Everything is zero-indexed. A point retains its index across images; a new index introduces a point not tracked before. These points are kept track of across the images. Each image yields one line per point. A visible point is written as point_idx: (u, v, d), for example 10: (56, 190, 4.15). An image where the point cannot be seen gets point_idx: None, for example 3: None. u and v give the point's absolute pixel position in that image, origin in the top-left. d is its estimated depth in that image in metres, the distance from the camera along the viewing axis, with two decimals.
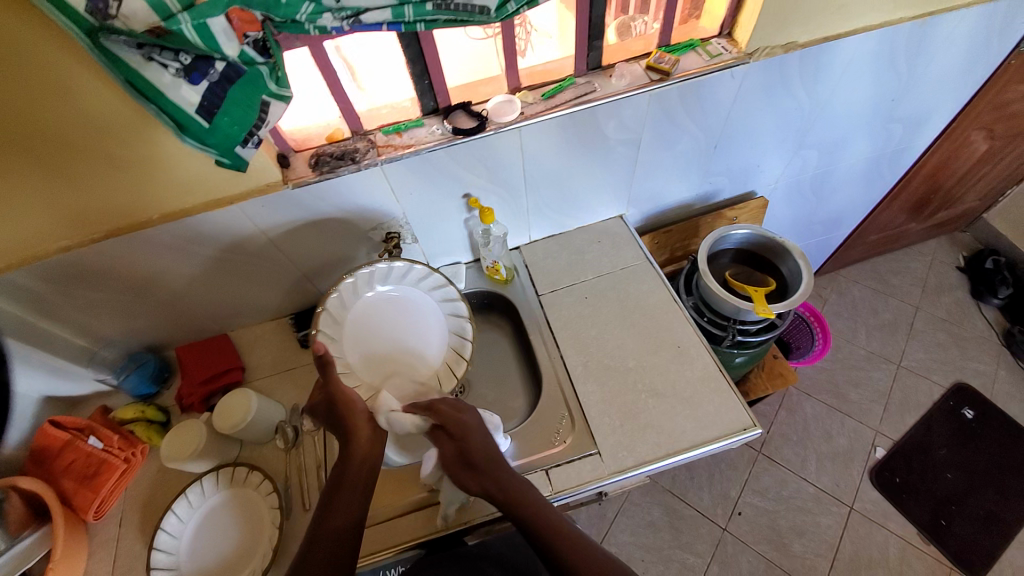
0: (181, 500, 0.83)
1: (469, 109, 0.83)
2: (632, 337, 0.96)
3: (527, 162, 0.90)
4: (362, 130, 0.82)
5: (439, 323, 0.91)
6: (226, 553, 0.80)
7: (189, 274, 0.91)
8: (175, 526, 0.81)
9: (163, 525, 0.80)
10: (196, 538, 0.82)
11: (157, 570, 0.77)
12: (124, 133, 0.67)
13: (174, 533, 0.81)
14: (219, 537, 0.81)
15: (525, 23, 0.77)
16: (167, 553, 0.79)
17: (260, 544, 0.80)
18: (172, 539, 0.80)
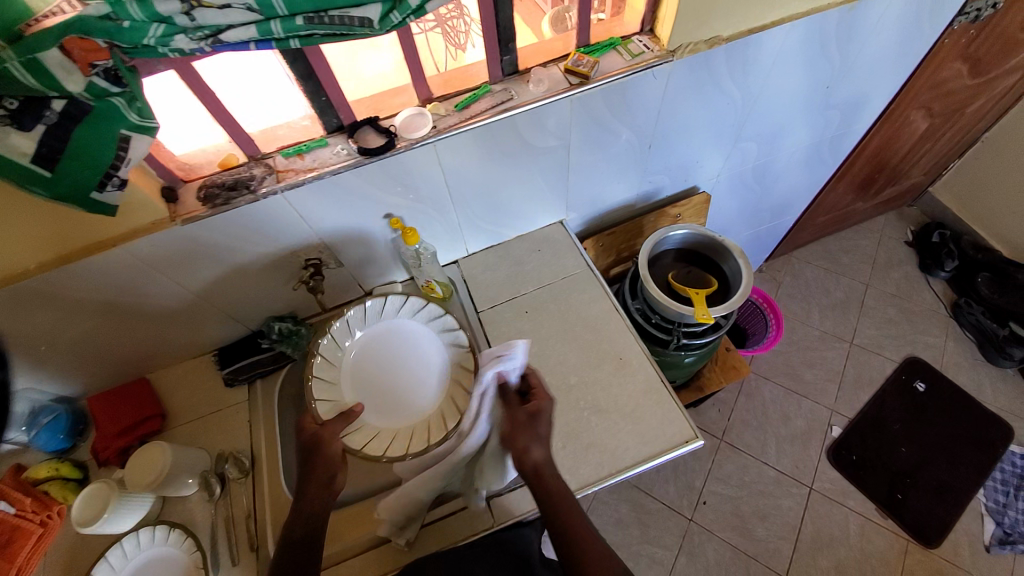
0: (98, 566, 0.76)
1: (376, 125, 0.76)
2: (573, 351, 0.92)
3: (448, 177, 0.84)
4: (259, 154, 0.75)
5: (434, 365, 0.85)
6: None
7: (84, 322, 0.83)
8: None
9: None
10: None
11: None
12: None
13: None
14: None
15: (461, 11, 0.69)
16: None
17: None
18: None
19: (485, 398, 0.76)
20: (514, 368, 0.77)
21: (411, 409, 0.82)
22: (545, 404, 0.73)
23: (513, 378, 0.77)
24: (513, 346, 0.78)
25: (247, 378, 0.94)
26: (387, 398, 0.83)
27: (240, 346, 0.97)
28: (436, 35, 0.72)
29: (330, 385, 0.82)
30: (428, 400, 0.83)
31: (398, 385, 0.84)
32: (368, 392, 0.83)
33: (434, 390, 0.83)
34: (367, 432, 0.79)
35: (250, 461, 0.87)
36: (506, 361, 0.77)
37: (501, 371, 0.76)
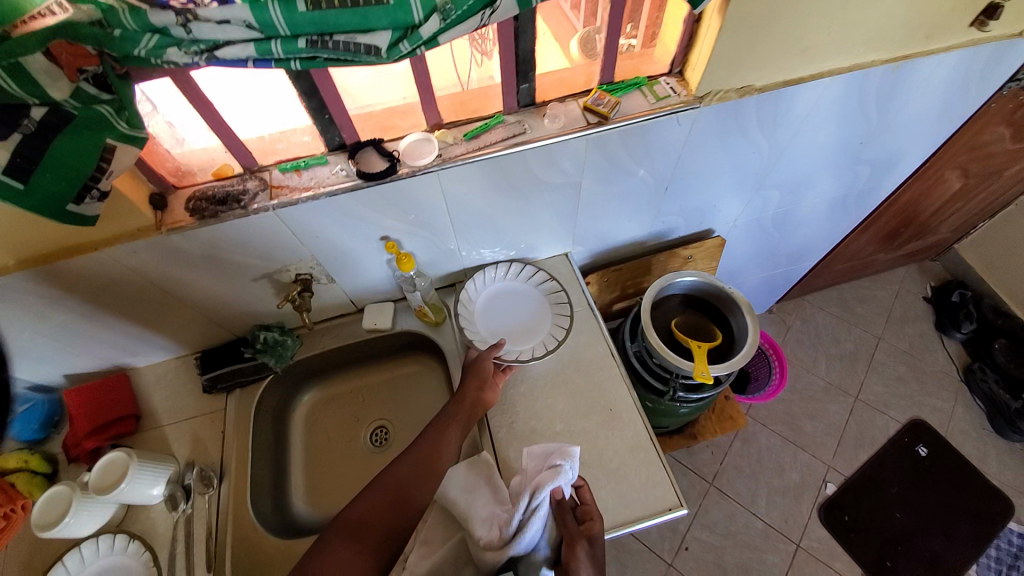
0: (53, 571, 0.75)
1: (380, 147, 0.72)
2: (563, 396, 0.89)
3: (451, 207, 0.81)
4: (255, 167, 0.72)
5: (544, 309, 0.96)
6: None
7: (66, 319, 0.81)
8: None
9: None
10: None
11: None
12: None
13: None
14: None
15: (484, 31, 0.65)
16: None
17: None
18: None
19: (537, 514, 0.65)
20: (569, 480, 0.70)
21: (530, 337, 0.93)
22: (598, 530, 0.71)
23: (566, 491, 0.70)
24: (570, 457, 0.71)
25: (226, 386, 0.92)
26: (506, 330, 0.94)
27: (224, 351, 0.95)
28: (462, 41, 0.67)
29: (472, 327, 0.93)
30: (543, 330, 0.94)
31: (516, 322, 0.95)
32: (501, 329, 0.94)
33: (544, 320, 0.95)
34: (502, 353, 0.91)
35: (217, 476, 0.84)
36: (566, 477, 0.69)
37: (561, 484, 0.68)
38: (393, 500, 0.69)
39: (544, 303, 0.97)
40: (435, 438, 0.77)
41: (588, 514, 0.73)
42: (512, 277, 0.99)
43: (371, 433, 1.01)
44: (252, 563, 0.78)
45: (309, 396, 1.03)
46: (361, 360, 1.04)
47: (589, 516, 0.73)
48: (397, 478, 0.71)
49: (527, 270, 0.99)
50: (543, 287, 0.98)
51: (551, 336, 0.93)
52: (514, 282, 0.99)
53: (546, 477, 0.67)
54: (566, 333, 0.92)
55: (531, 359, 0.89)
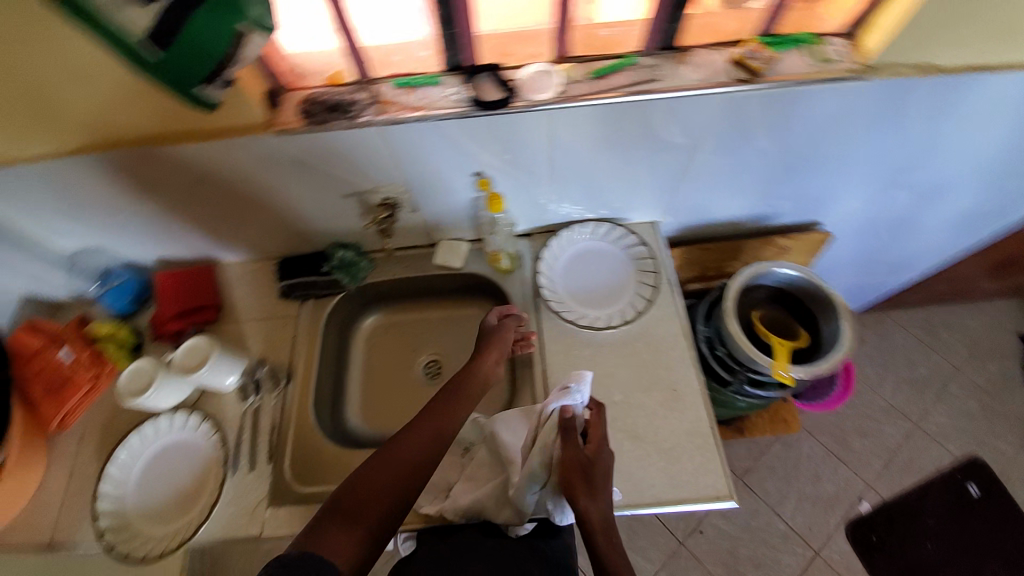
0: (130, 438, 0.83)
1: (497, 75, 0.67)
2: (625, 367, 0.83)
3: (554, 151, 0.75)
4: (368, 78, 0.69)
5: (629, 276, 0.91)
6: (177, 495, 0.81)
7: (166, 203, 0.83)
8: (127, 458, 0.83)
9: (114, 457, 0.82)
10: (146, 472, 0.83)
11: (102, 498, 0.79)
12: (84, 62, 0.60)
13: (121, 468, 0.82)
14: (167, 483, 0.82)
15: None
16: (114, 483, 0.80)
17: (203, 493, 0.81)
18: (122, 470, 0.82)
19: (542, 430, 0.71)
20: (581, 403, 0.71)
21: (610, 305, 0.88)
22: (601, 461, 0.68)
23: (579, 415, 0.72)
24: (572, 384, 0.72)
25: (301, 295, 0.95)
26: (587, 294, 0.89)
27: (301, 261, 0.96)
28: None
29: (551, 284, 0.90)
30: (624, 298, 0.89)
31: (596, 286, 0.90)
32: (580, 290, 0.90)
33: (626, 288, 0.90)
34: (577, 313, 0.87)
35: (284, 377, 0.89)
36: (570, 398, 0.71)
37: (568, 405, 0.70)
38: (394, 481, 0.62)
39: (629, 271, 0.91)
40: (435, 411, 0.70)
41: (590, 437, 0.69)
42: (600, 237, 0.94)
43: (427, 363, 1.02)
44: (309, 461, 0.83)
45: (373, 317, 1.05)
46: (425, 293, 1.04)
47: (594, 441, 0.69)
48: (397, 457, 0.64)
49: (615, 231, 0.93)
50: (630, 252, 0.92)
51: (631, 306, 0.88)
52: (600, 243, 0.94)
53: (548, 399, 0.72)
54: (647, 306, 0.87)
55: (606, 328, 0.85)
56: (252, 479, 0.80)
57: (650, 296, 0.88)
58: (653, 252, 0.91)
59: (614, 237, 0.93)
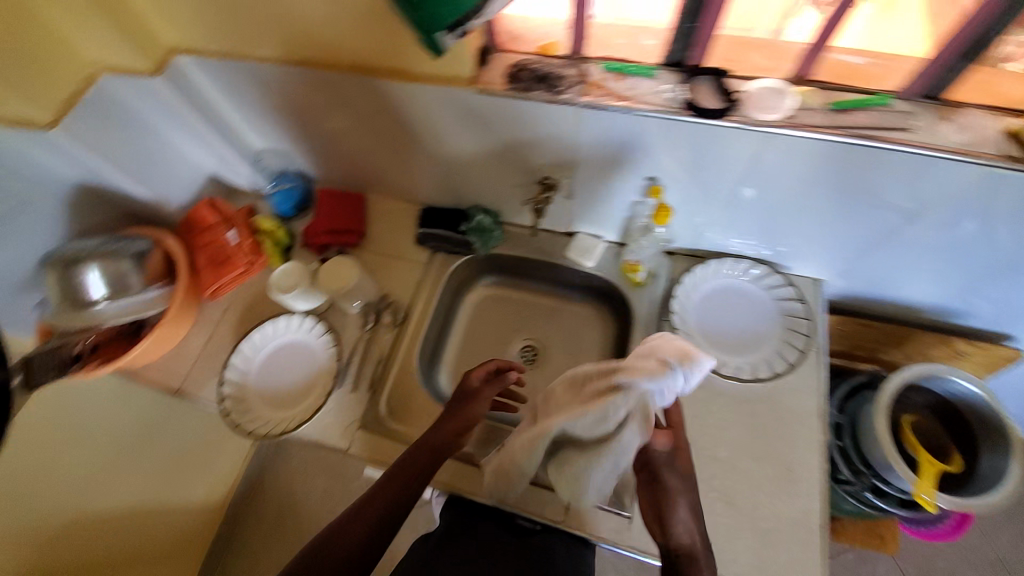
0: (265, 325, 0.92)
1: (721, 82, 0.63)
2: (739, 425, 0.76)
3: (750, 177, 0.69)
4: (580, 55, 0.66)
5: (773, 331, 0.82)
6: (288, 389, 0.88)
7: (351, 129, 0.89)
8: (255, 343, 0.91)
9: (247, 338, 0.91)
10: (267, 361, 0.91)
11: (230, 370, 0.88)
12: None
13: (249, 351, 0.91)
14: (283, 377, 0.90)
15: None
16: (242, 360, 0.90)
17: (309, 394, 0.88)
18: (249, 352, 0.91)
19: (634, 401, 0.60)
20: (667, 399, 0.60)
21: (744, 355, 0.81)
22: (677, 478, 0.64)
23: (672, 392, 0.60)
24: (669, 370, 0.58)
25: (434, 246, 0.98)
26: (722, 337, 0.82)
27: (444, 214, 0.99)
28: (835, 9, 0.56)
29: (683, 314, 0.83)
30: (761, 352, 0.81)
31: (733, 330, 0.83)
32: (715, 330, 0.83)
33: (766, 342, 0.81)
34: (705, 352, 0.80)
35: (401, 316, 0.93)
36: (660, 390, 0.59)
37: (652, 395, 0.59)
38: (360, 534, 0.63)
39: (774, 325, 0.82)
40: (405, 465, 0.69)
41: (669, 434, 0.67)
42: (750, 281, 0.86)
43: (520, 350, 1.01)
44: (401, 401, 0.87)
45: (484, 285, 1.06)
46: (544, 279, 1.03)
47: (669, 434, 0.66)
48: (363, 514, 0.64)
49: (772, 278, 0.85)
50: (780, 305, 0.84)
51: (767, 363, 0.79)
52: (748, 286, 0.86)
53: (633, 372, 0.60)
54: (788, 369, 0.78)
55: (734, 378, 0.78)
56: (351, 398, 0.86)
57: (793, 361, 0.79)
58: (810, 314, 0.82)
59: (765, 284, 0.85)
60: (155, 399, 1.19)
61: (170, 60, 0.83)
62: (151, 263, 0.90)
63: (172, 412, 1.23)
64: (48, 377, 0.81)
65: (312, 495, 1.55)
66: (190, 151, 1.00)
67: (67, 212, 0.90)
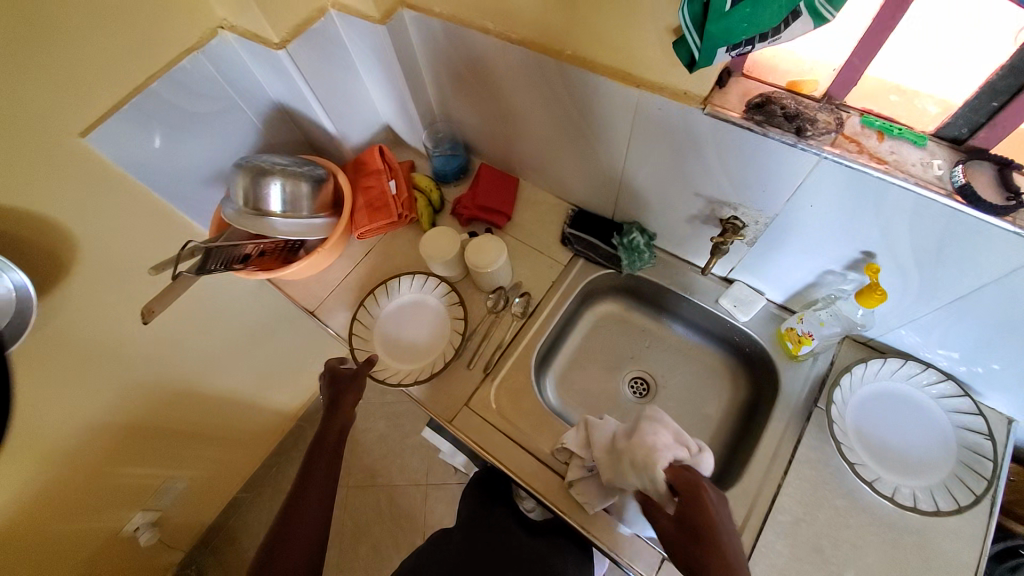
0: (405, 279, 0.95)
1: (1004, 175, 0.53)
2: (876, 552, 0.67)
3: (996, 287, 0.59)
4: (838, 101, 0.60)
5: (946, 462, 0.70)
6: (410, 344, 0.91)
7: (535, 117, 0.89)
8: (391, 292, 0.95)
9: (385, 286, 0.95)
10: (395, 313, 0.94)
11: (364, 310, 0.94)
12: None
13: (383, 297, 0.95)
14: (408, 330, 0.92)
15: None
16: (376, 304, 0.94)
17: (428, 356, 0.89)
18: (384, 299, 0.95)
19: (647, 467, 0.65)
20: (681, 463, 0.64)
21: (901, 476, 0.70)
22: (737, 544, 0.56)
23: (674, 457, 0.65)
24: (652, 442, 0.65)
25: (577, 250, 0.96)
26: (879, 445, 0.73)
27: (596, 221, 0.97)
28: None
29: (840, 406, 0.75)
30: (925, 481, 0.70)
31: (894, 442, 0.73)
32: (872, 434, 0.74)
33: (934, 472, 0.70)
34: (856, 455, 0.71)
35: (529, 311, 0.93)
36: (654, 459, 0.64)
37: (657, 455, 0.64)
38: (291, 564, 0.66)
39: (950, 457, 0.71)
40: (306, 482, 0.74)
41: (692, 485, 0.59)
42: (933, 396, 0.75)
43: (631, 380, 0.97)
44: (508, 394, 0.87)
45: (612, 303, 1.02)
46: (676, 316, 0.97)
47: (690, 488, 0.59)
48: (298, 532, 0.69)
49: (959, 399, 0.73)
50: (960, 435, 0.71)
51: (929, 498, 0.68)
52: (926, 400, 0.75)
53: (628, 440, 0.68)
54: (956, 513, 0.67)
55: (886, 497, 0.68)
56: (464, 375, 0.87)
57: (965, 507, 0.67)
58: (1001, 459, 0.69)
59: (951, 406, 0.73)
60: (279, 312, 1.30)
61: (397, 12, 0.84)
62: (324, 192, 0.93)
63: (286, 325, 1.34)
64: (215, 267, 0.86)
65: (369, 434, 1.60)
66: (371, 93, 1.04)
67: (263, 126, 0.97)
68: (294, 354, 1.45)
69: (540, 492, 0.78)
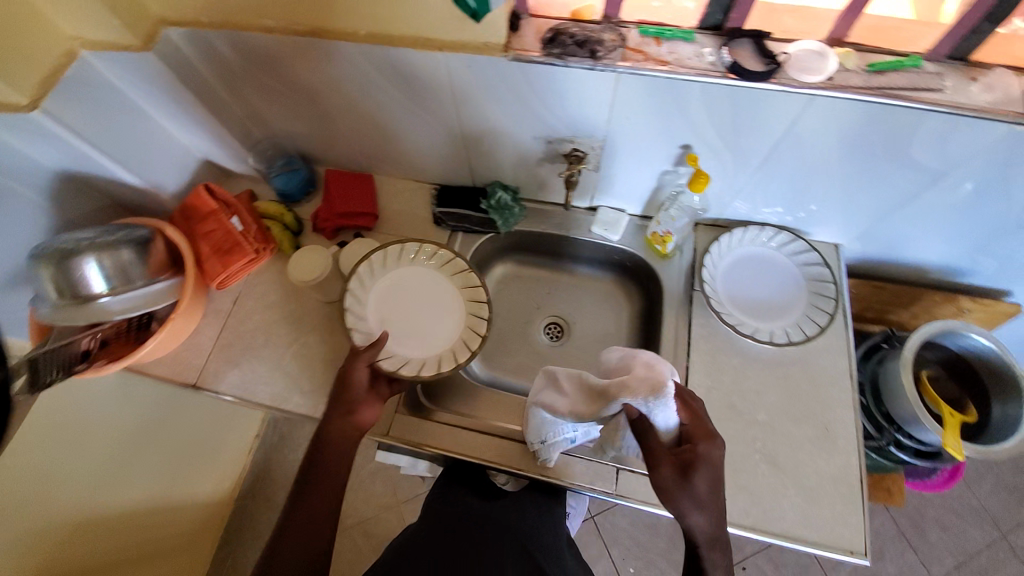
0: (392, 249, 0.87)
1: (759, 45, 0.62)
2: (776, 390, 0.78)
3: (785, 143, 0.70)
4: (616, 19, 0.65)
5: (801, 296, 0.84)
6: (417, 320, 0.84)
7: (362, 106, 0.84)
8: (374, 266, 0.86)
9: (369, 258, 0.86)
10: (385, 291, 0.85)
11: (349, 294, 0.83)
12: None
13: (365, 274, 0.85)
14: (413, 308, 0.85)
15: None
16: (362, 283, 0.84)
17: (444, 328, 0.85)
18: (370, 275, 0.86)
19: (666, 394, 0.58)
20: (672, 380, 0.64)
21: (773, 320, 0.82)
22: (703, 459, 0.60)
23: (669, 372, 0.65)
24: (666, 388, 0.59)
25: (452, 226, 0.96)
26: (749, 302, 0.84)
27: (460, 193, 0.97)
28: None
29: (712, 282, 0.85)
30: (789, 319, 0.82)
31: (759, 296, 0.85)
32: (743, 296, 0.85)
33: (793, 308, 0.83)
34: (735, 317, 0.82)
35: None
36: (661, 404, 0.58)
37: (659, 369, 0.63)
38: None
39: (801, 292, 0.84)
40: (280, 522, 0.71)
41: (709, 436, 0.61)
42: (774, 247, 0.87)
43: (545, 327, 1.01)
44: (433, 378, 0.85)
45: (503, 265, 1.04)
46: (561, 257, 1.02)
47: (707, 437, 0.61)
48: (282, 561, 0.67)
49: (795, 244, 0.86)
50: (803, 271, 0.86)
51: (797, 328, 0.81)
52: (771, 252, 0.88)
53: (628, 381, 0.61)
54: (819, 332, 0.80)
55: (768, 341, 0.80)
56: None
57: (824, 324, 0.81)
58: (834, 277, 0.84)
59: (789, 250, 0.87)
60: (155, 399, 1.14)
61: (161, 32, 0.75)
62: (154, 253, 0.82)
63: (173, 406, 1.20)
64: (52, 377, 0.74)
65: None
66: (173, 131, 0.91)
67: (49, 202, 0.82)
68: (196, 438, 1.28)
69: (492, 460, 0.80)
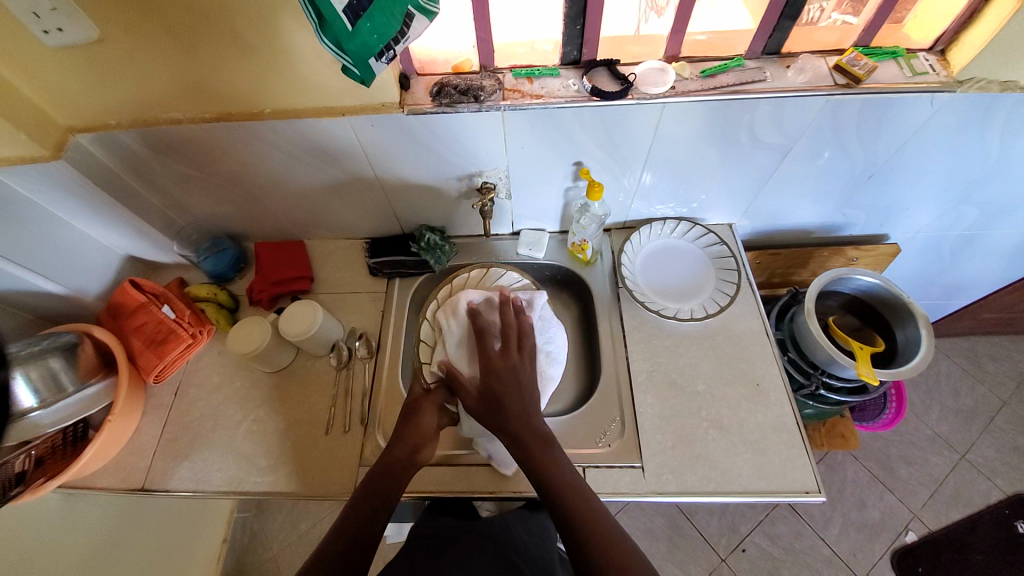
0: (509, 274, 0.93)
1: (613, 69, 0.74)
2: (708, 360, 0.86)
3: (657, 145, 0.80)
4: (491, 67, 0.75)
5: (710, 274, 0.94)
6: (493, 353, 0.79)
7: (279, 177, 0.89)
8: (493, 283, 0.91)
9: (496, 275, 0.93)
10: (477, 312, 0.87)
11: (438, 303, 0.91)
12: (257, 34, 0.64)
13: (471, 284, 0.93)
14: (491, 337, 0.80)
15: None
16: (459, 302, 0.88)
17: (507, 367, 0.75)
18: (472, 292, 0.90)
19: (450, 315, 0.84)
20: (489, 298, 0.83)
21: (693, 300, 0.91)
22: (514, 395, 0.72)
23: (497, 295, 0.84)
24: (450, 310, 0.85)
25: (389, 273, 1.00)
26: (668, 288, 0.93)
27: (392, 241, 1.02)
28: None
29: (633, 280, 0.94)
30: (704, 296, 0.92)
31: (674, 282, 0.94)
32: (663, 286, 0.93)
33: (706, 285, 0.93)
34: (659, 304, 0.90)
35: (376, 346, 0.94)
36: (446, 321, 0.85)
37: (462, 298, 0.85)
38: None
39: (710, 270, 0.94)
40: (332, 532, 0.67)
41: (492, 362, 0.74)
42: (678, 237, 0.98)
43: None
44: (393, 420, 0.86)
45: None
46: None
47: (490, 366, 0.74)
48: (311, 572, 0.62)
49: (694, 230, 0.97)
50: (708, 252, 0.96)
51: (712, 302, 0.90)
52: (677, 241, 0.98)
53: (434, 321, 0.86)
54: (731, 301, 0.90)
55: (692, 319, 0.88)
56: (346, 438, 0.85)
57: (733, 293, 0.90)
58: (733, 252, 0.95)
59: (691, 237, 0.98)
60: (102, 520, 1.05)
61: (70, 140, 0.77)
62: (82, 358, 0.81)
63: (126, 523, 1.11)
64: None
65: None
66: (91, 233, 0.91)
67: None
68: (153, 554, 1.17)
69: (465, 490, 0.80)
